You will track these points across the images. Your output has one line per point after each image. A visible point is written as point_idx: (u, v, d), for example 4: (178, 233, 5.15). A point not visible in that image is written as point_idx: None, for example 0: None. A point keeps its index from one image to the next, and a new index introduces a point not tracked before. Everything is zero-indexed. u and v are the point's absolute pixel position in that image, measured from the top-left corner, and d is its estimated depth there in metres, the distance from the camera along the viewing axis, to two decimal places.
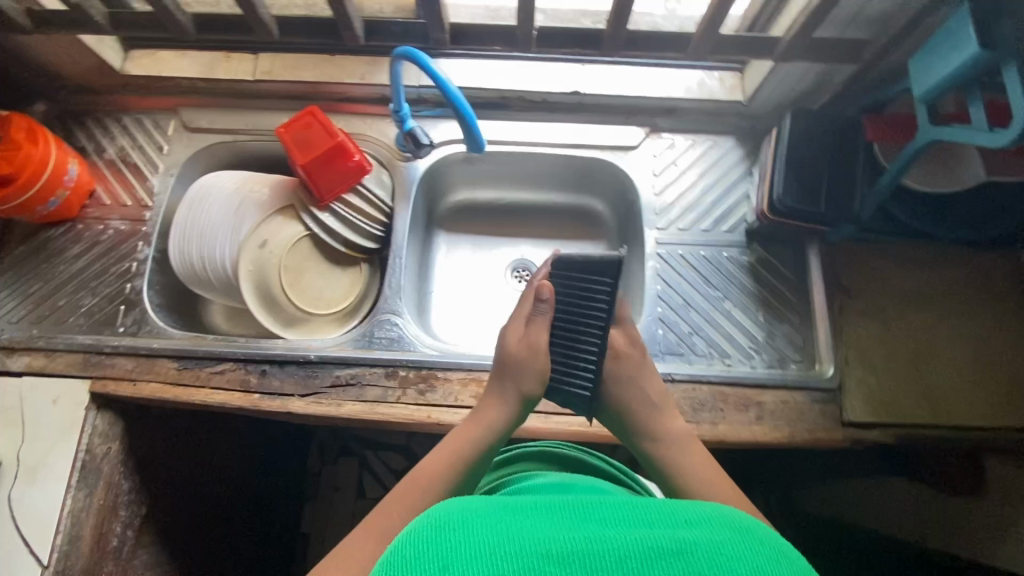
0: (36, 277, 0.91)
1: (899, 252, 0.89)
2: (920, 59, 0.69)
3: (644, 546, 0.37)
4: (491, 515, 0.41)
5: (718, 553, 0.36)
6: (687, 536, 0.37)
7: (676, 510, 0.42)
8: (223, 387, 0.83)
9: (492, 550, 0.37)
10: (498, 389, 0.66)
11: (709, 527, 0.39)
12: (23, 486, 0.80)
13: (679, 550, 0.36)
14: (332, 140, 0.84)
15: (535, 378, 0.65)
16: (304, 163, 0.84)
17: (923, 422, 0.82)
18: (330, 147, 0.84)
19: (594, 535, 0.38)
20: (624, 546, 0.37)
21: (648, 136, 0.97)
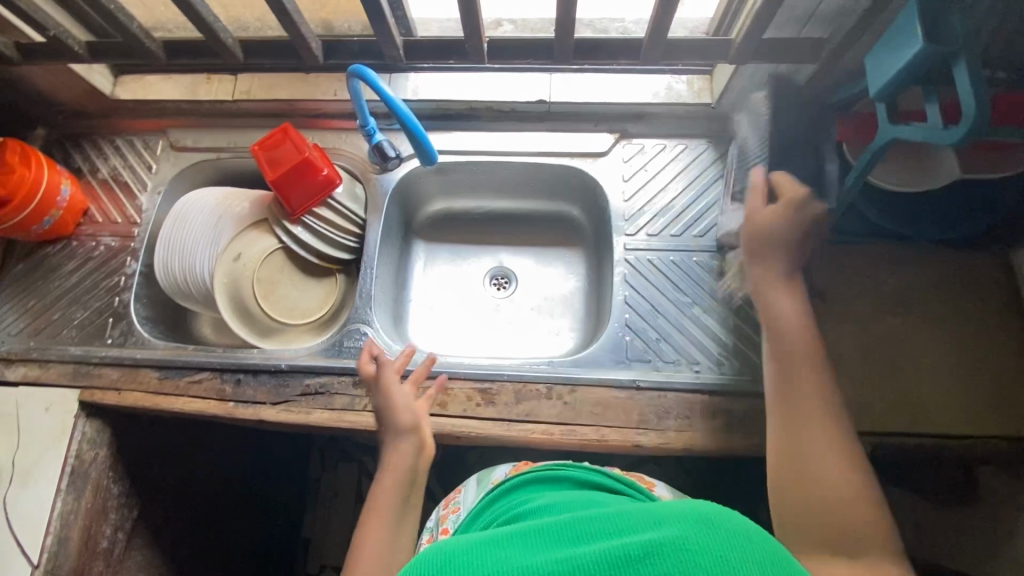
0: (34, 292, 0.97)
1: (875, 254, 0.86)
2: (873, 57, 0.67)
3: (608, 555, 0.37)
4: (467, 550, 0.41)
5: (681, 550, 0.37)
6: (653, 537, 0.38)
7: (643, 509, 0.42)
8: (201, 396, 0.86)
9: None
10: (399, 436, 0.77)
11: (671, 521, 0.39)
12: (17, 490, 0.85)
13: (641, 554, 0.37)
14: (301, 156, 0.86)
15: (406, 411, 0.78)
16: (274, 178, 0.87)
17: (902, 430, 0.79)
18: (297, 163, 0.86)
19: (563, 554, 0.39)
20: (588, 559, 0.38)
21: (617, 141, 0.97)
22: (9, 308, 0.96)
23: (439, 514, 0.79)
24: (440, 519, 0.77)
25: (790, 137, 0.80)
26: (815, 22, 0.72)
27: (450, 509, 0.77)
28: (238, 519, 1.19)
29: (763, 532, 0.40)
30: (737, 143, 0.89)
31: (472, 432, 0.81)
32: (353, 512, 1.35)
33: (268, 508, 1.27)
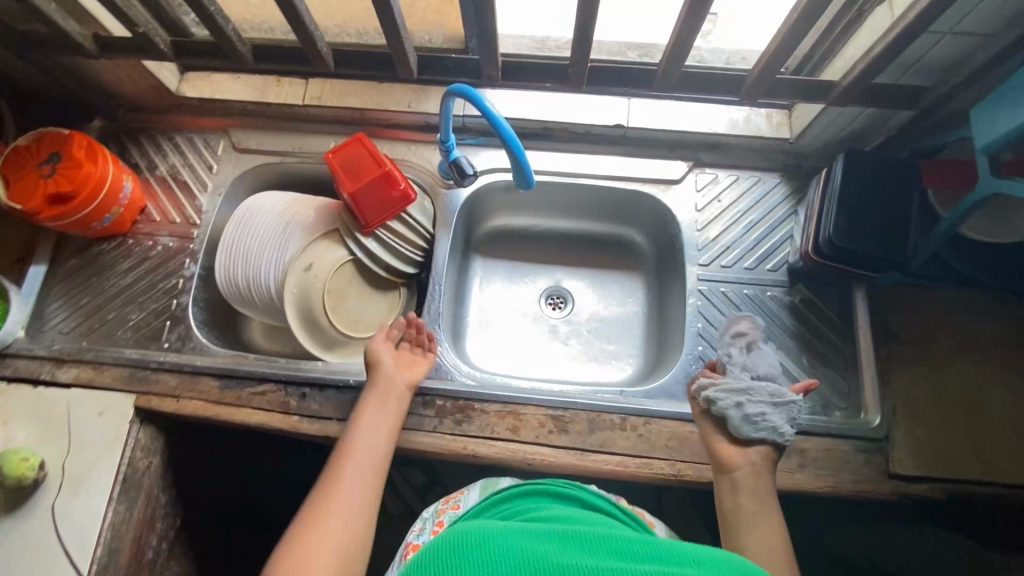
0: (86, 289, 0.94)
1: (947, 299, 0.86)
2: (983, 109, 0.67)
3: None
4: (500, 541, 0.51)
5: None
6: None
7: (684, 551, 0.50)
8: (263, 408, 0.84)
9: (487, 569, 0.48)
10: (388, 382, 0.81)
11: (716, 567, 0.48)
12: (66, 497, 0.81)
13: None
14: (379, 169, 0.85)
15: (397, 361, 0.82)
16: (351, 190, 0.84)
17: (973, 477, 0.78)
18: (377, 176, 0.84)
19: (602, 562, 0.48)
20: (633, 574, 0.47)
21: (691, 170, 0.97)
22: (60, 305, 0.93)
23: (437, 505, 0.78)
24: (437, 511, 0.77)
25: (881, 179, 0.79)
26: (919, 70, 0.73)
27: (448, 505, 0.76)
28: None
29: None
30: (817, 180, 0.89)
31: (545, 460, 0.80)
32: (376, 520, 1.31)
33: None
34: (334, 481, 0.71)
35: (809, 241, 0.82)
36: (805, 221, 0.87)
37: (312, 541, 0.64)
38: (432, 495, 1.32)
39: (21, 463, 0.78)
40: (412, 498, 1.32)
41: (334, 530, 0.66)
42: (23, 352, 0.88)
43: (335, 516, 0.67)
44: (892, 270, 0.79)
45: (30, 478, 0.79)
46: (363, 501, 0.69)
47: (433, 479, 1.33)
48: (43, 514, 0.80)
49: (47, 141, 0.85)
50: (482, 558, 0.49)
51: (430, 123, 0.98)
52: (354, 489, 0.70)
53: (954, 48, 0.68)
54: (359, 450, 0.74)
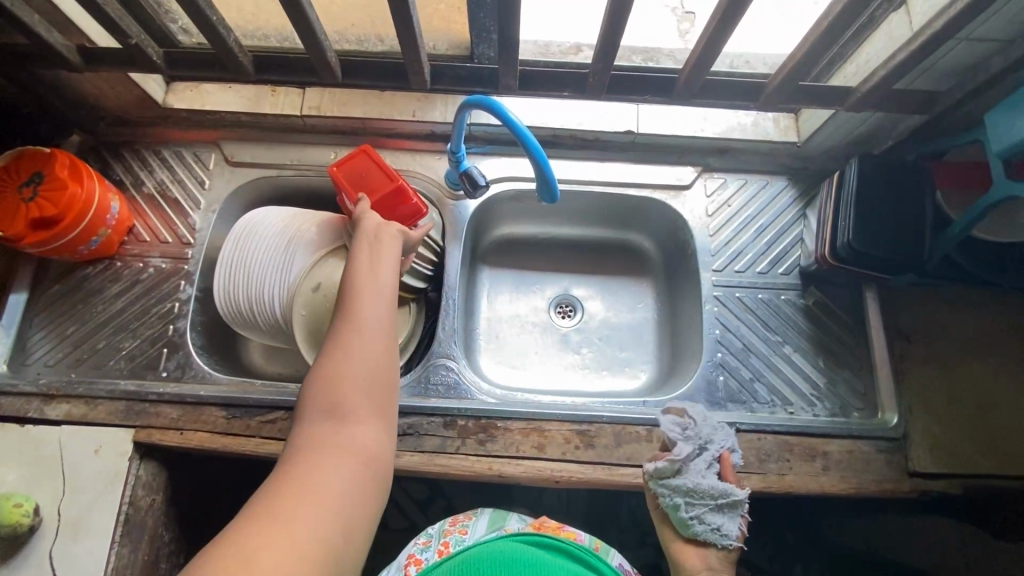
0: (73, 318, 0.87)
1: (954, 298, 0.88)
2: (998, 114, 0.69)
3: None
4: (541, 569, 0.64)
5: None
6: None
7: None
8: (276, 437, 0.80)
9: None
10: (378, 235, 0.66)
11: None
12: (64, 543, 0.76)
13: None
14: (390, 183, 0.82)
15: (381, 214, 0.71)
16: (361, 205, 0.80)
17: (988, 472, 0.81)
18: (388, 189, 0.81)
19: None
20: None
21: (700, 175, 0.96)
22: (44, 336, 0.86)
23: (444, 524, 0.80)
24: (443, 531, 0.79)
25: (894, 182, 0.80)
26: (932, 75, 0.74)
27: (456, 530, 0.78)
28: None
29: None
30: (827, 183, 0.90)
31: (573, 477, 0.78)
32: (379, 539, 1.26)
33: None
34: (339, 334, 0.55)
35: (825, 245, 0.83)
36: (818, 224, 0.87)
37: (328, 420, 0.50)
38: (436, 511, 1.28)
39: (13, 511, 0.73)
40: (416, 515, 1.28)
41: (352, 406, 0.51)
42: (7, 389, 0.82)
43: (348, 381, 0.52)
44: (907, 271, 0.80)
45: (24, 525, 0.73)
46: (380, 364, 0.54)
47: (435, 493, 1.29)
48: (40, 563, 0.75)
49: (27, 161, 0.79)
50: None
51: (435, 132, 0.95)
52: (368, 315, 0.56)
53: (969, 53, 0.69)
54: (363, 277, 0.59)
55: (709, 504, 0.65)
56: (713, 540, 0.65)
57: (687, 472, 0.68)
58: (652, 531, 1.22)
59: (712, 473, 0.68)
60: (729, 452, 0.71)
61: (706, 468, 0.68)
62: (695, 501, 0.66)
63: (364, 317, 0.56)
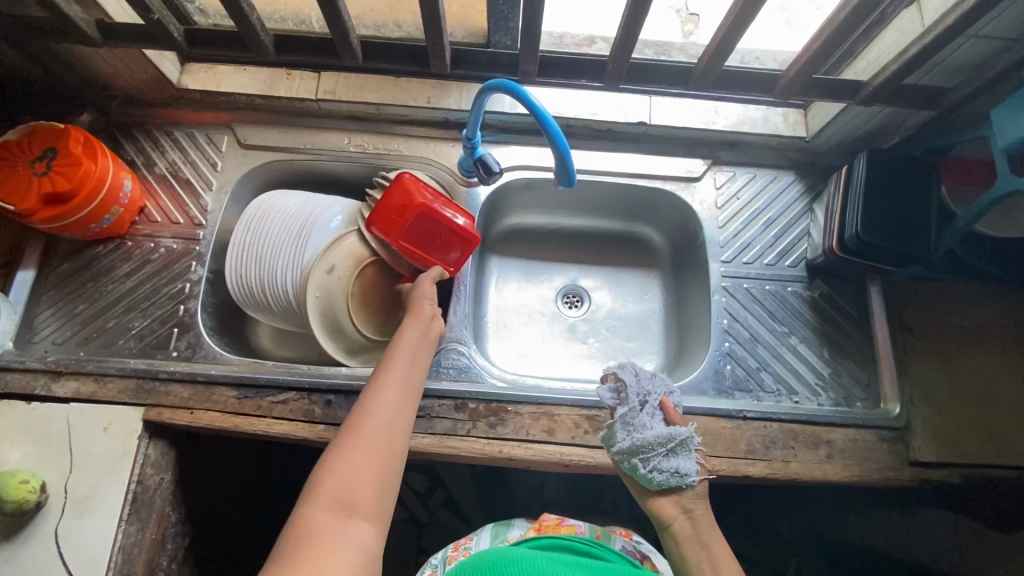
0: (82, 295, 0.87)
1: (956, 292, 0.91)
2: (1005, 110, 0.70)
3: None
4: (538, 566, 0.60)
5: None
6: None
7: None
8: (287, 418, 0.80)
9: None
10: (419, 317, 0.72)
11: None
12: (72, 520, 0.75)
13: None
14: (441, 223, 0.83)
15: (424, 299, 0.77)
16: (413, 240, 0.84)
17: (986, 462, 0.83)
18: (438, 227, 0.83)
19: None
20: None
21: (709, 168, 0.98)
22: (52, 313, 0.86)
23: (445, 552, 0.79)
24: (446, 558, 0.78)
25: (901, 178, 0.82)
26: (942, 71, 0.76)
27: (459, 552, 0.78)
28: None
29: None
30: (835, 178, 0.91)
31: (583, 461, 0.79)
32: None
33: None
34: (361, 422, 0.58)
35: (832, 237, 0.85)
36: (826, 217, 0.89)
37: (337, 505, 0.53)
38: (438, 501, 1.28)
39: (21, 487, 0.72)
40: (415, 504, 1.27)
41: (364, 496, 0.54)
42: (14, 365, 0.81)
43: (360, 470, 0.55)
44: (913, 263, 0.82)
45: (31, 501, 0.73)
46: (392, 465, 0.57)
47: (435, 482, 1.29)
48: (47, 540, 0.74)
49: (39, 136, 0.79)
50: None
51: (449, 119, 0.96)
52: (388, 408, 0.60)
53: (979, 50, 0.71)
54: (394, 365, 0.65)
55: (661, 454, 0.71)
56: (675, 483, 0.71)
57: (634, 430, 0.73)
58: (651, 522, 1.23)
59: (656, 423, 0.74)
60: (668, 399, 0.77)
61: (652, 423, 0.73)
62: (647, 455, 0.71)
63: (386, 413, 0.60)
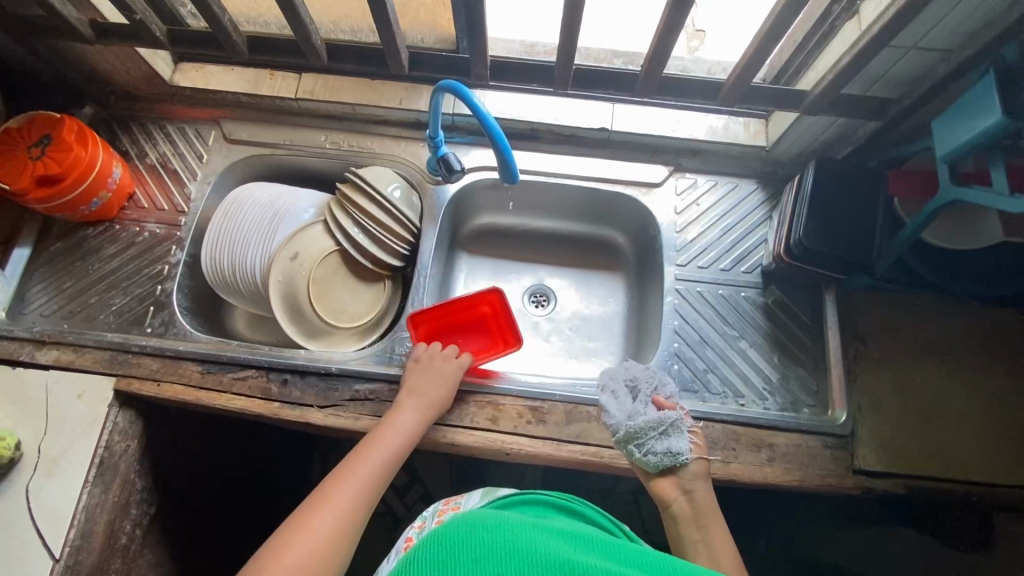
0: (71, 273, 0.94)
1: (914, 303, 0.90)
2: (944, 121, 0.71)
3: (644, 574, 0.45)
4: (519, 530, 0.50)
5: None
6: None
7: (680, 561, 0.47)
8: (245, 394, 0.85)
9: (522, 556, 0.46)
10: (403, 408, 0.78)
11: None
12: (41, 478, 0.81)
13: None
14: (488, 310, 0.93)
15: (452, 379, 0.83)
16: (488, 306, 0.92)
17: (935, 474, 0.81)
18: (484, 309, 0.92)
19: (618, 570, 0.45)
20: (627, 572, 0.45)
21: (672, 174, 0.99)
22: (43, 288, 0.93)
23: (437, 505, 0.73)
24: (436, 511, 0.72)
25: (848, 188, 0.83)
26: (886, 83, 0.77)
27: (450, 507, 0.71)
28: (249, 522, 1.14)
29: None
30: (791, 186, 0.92)
31: (523, 450, 0.81)
32: None
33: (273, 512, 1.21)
34: (333, 492, 0.66)
35: (781, 243, 0.86)
36: (779, 224, 0.91)
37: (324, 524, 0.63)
38: (411, 497, 1.30)
39: None
40: (392, 499, 1.29)
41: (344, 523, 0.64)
42: (3, 333, 0.88)
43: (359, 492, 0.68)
44: (859, 271, 0.83)
45: (5, 457, 0.79)
46: (361, 507, 0.67)
47: (410, 478, 1.30)
48: (18, 495, 0.80)
49: (39, 124, 0.87)
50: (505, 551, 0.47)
51: (420, 120, 1.01)
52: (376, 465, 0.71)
53: (916, 62, 0.72)
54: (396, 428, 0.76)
55: (656, 437, 0.73)
56: (670, 463, 0.72)
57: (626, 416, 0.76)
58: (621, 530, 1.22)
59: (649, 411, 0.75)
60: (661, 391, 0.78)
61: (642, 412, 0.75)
62: (641, 439, 0.73)
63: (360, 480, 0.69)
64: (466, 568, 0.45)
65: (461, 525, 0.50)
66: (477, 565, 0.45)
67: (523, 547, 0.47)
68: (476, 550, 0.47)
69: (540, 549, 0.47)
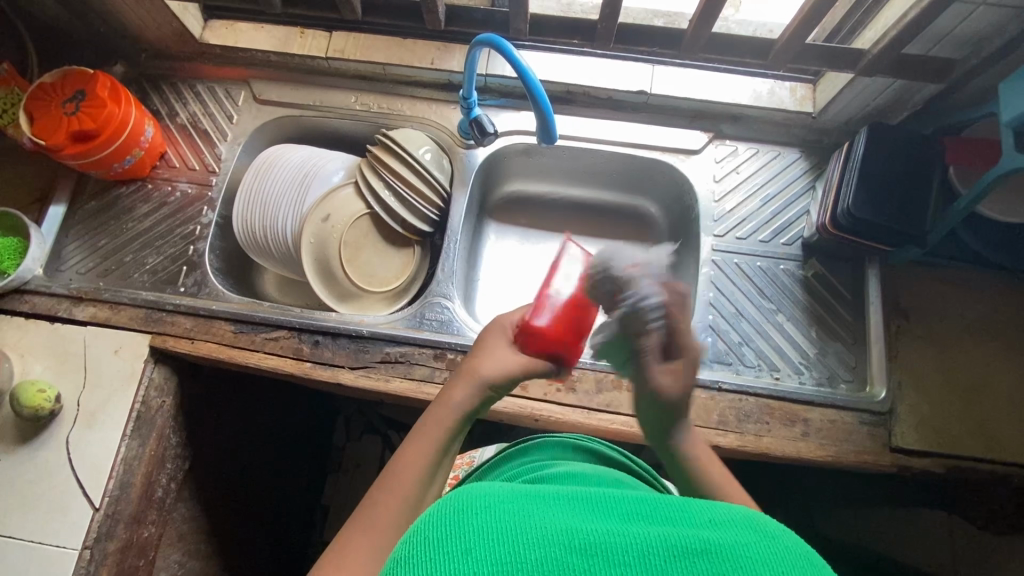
0: (105, 232, 0.94)
1: (958, 280, 0.88)
2: (1013, 83, 0.67)
3: (665, 540, 0.34)
4: (511, 499, 0.38)
5: (743, 555, 0.33)
6: (712, 536, 0.34)
7: (700, 509, 0.38)
8: (276, 353, 0.85)
9: (510, 537, 0.34)
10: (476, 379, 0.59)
11: (734, 528, 0.36)
12: (81, 430, 0.83)
13: (705, 548, 0.33)
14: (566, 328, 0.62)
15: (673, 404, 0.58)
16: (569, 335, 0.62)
17: (975, 454, 0.79)
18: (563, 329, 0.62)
19: (619, 528, 0.35)
20: (646, 539, 0.34)
21: (711, 141, 0.96)
22: (78, 246, 0.94)
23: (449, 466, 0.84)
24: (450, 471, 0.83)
25: (899, 156, 0.80)
26: (950, 43, 0.73)
27: (464, 462, 0.83)
28: (275, 481, 1.16)
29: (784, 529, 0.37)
30: (839, 154, 0.88)
31: (551, 417, 0.81)
32: None
33: (297, 473, 1.23)
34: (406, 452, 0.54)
35: (826, 213, 0.83)
36: (824, 194, 0.88)
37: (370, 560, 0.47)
38: None
39: (37, 394, 0.80)
40: None
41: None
42: (42, 289, 0.89)
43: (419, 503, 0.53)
44: (909, 244, 0.80)
45: (46, 409, 0.80)
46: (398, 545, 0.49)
47: None
48: (59, 446, 0.82)
49: (72, 79, 0.86)
50: (491, 528, 0.35)
51: (452, 81, 0.98)
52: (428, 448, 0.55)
53: (985, 20, 0.68)
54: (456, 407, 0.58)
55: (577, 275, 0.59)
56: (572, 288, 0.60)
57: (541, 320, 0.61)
58: None
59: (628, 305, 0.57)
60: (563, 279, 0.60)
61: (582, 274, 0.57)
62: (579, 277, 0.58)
63: (431, 445, 0.55)
64: (449, 560, 0.33)
65: (439, 507, 0.38)
66: (463, 555, 0.33)
67: (510, 524, 0.35)
68: (461, 537, 0.34)
69: (527, 520, 0.36)
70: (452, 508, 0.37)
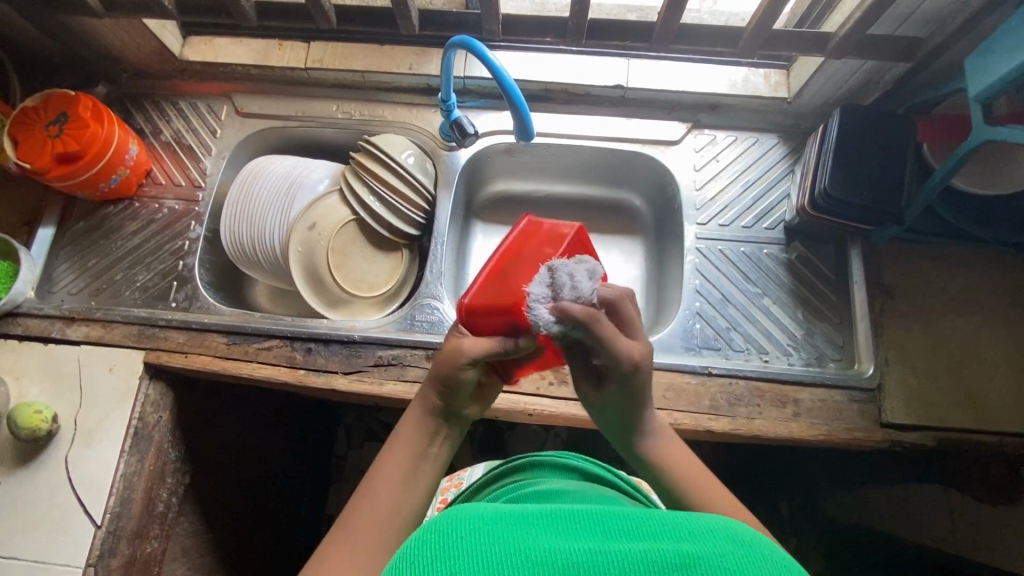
0: (94, 252, 0.95)
1: (939, 254, 0.89)
2: (977, 59, 0.68)
3: (646, 558, 0.34)
4: (496, 521, 0.38)
5: (722, 569, 0.33)
6: (690, 550, 0.34)
7: (681, 521, 0.38)
8: (270, 363, 0.86)
9: (495, 562, 0.34)
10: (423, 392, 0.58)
11: (712, 539, 0.36)
12: (80, 448, 0.83)
13: (684, 564, 0.33)
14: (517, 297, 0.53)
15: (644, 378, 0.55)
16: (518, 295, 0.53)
17: (964, 425, 0.80)
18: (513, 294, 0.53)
19: (601, 546, 0.35)
20: (627, 556, 0.34)
21: (690, 131, 0.97)
22: (69, 267, 0.94)
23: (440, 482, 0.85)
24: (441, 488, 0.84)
25: (873, 137, 0.81)
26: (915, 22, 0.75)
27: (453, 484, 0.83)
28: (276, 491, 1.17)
29: (762, 540, 0.37)
30: (815, 138, 0.90)
31: (546, 411, 0.82)
32: None
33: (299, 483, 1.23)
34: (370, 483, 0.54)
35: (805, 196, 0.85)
36: (802, 177, 0.89)
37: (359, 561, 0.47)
38: None
39: (34, 415, 0.80)
40: None
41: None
42: (33, 312, 0.90)
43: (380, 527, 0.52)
44: (888, 221, 0.81)
45: (44, 429, 0.81)
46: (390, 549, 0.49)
47: None
48: (59, 466, 0.83)
49: (53, 102, 0.87)
50: (476, 553, 0.35)
51: (431, 85, 0.99)
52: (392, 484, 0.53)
53: None
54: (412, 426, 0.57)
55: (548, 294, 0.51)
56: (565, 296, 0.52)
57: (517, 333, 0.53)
58: None
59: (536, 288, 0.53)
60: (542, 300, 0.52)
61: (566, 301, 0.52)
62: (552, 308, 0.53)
63: (420, 422, 0.57)
64: None
65: (426, 529, 0.38)
66: None
67: (493, 549, 0.35)
68: (448, 562, 0.34)
69: (510, 543, 0.36)
70: (437, 531, 0.37)
